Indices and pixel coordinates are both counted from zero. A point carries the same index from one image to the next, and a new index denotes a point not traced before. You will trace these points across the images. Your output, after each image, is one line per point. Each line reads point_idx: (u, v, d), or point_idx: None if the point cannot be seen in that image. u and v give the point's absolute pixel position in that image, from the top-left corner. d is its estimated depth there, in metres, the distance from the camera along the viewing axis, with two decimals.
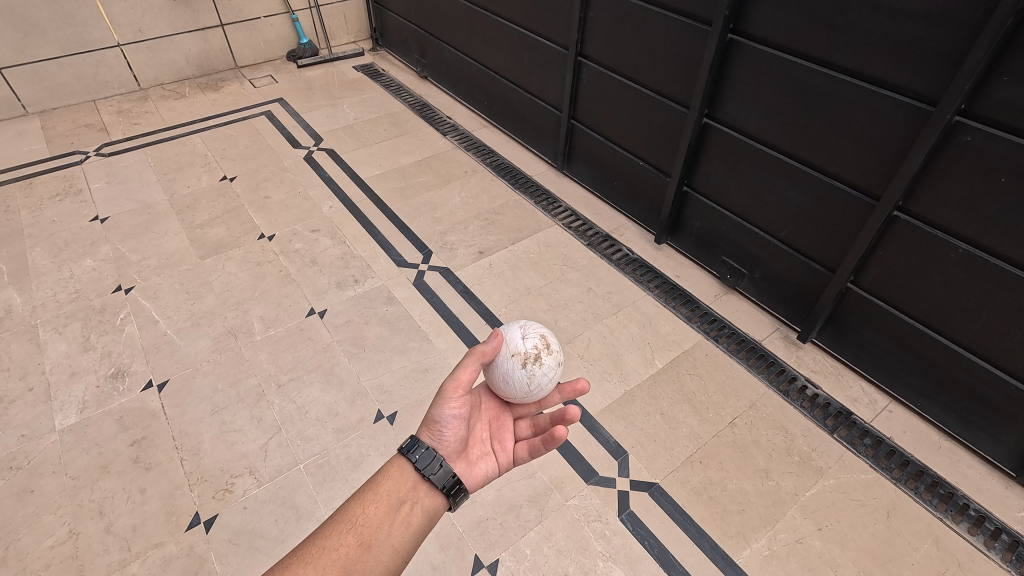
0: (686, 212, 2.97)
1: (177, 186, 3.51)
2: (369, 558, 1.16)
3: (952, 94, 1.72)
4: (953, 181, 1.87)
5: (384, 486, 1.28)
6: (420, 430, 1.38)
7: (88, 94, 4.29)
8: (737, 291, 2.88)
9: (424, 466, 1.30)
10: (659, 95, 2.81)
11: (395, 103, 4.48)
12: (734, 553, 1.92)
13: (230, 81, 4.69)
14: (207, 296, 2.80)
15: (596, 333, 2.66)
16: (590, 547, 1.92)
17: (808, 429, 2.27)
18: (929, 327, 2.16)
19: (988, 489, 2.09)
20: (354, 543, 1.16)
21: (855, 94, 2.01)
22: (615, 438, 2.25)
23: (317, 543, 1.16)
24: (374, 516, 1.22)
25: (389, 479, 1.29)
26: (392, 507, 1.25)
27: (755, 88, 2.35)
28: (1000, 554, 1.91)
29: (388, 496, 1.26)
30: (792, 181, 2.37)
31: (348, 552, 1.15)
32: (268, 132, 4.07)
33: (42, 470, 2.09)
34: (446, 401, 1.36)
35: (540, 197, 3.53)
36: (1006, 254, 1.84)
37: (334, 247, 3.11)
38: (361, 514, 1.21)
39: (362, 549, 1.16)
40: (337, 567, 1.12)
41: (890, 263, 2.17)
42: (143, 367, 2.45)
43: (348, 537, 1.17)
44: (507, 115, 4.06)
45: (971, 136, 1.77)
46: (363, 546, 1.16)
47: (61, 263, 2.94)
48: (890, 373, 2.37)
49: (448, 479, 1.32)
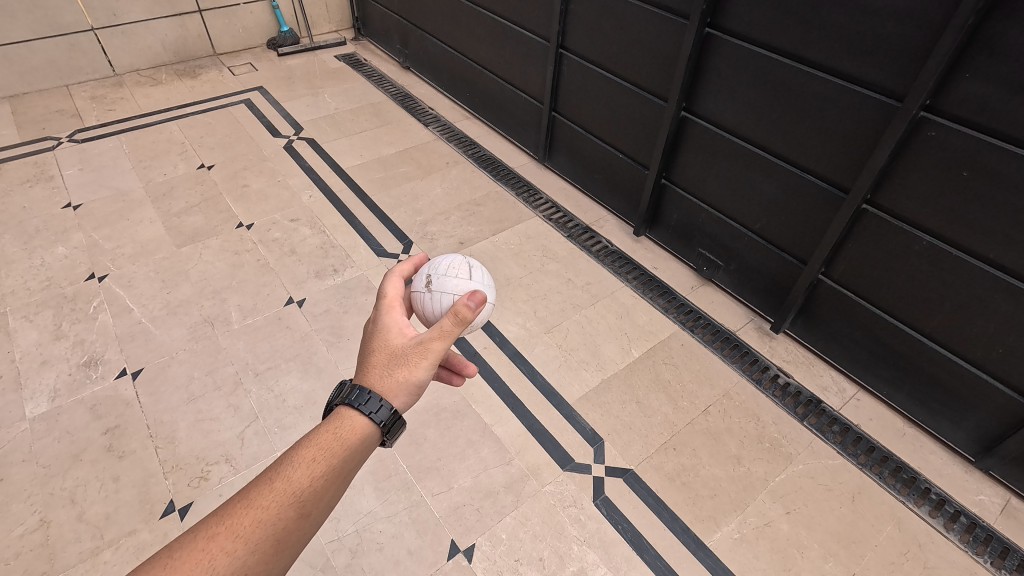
0: (663, 205, 3.02)
1: (153, 174, 3.45)
2: (309, 525, 0.94)
3: (917, 89, 1.76)
4: (918, 175, 1.93)
5: (332, 434, 1.02)
6: (391, 392, 1.09)
7: (61, 79, 4.19)
8: (713, 283, 2.93)
9: (373, 411, 1.05)
10: (638, 88, 2.84)
11: (377, 94, 4.45)
12: (705, 536, 1.96)
13: (208, 69, 4.61)
14: (183, 285, 2.76)
15: (574, 324, 2.69)
16: (566, 532, 1.95)
17: (779, 417, 2.32)
18: (895, 317, 2.23)
19: (948, 474, 2.16)
20: (293, 514, 0.92)
21: (826, 89, 2.05)
22: (592, 426, 2.28)
23: (228, 517, 0.89)
24: (322, 482, 0.95)
25: (333, 431, 1.03)
26: (339, 473, 0.98)
27: (731, 82, 2.39)
28: (958, 535, 1.98)
29: (341, 448, 1.01)
30: (765, 174, 2.42)
31: (284, 525, 0.91)
32: (247, 120, 4.02)
33: (12, 458, 2.06)
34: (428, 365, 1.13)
35: (521, 189, 3.55)
36: (967, 246, 1.90)
37: (313, 236, 3.10)
38: (303, 481, 0.94)
39: (301, 519, 0.93)
40: (270, 540, 0.89)
41: (858, 254, 2.24)
42: (117, 356, 2.42)
43: (286, 508, 0.91)
44: (489, 106, 4.06)
45: (936, 132, 1.83)
46: (302, 517, 0.93)
47: (31, 250, 2.89)
48: (858, 362, 2.43)
49: (393, 417, 1.07)
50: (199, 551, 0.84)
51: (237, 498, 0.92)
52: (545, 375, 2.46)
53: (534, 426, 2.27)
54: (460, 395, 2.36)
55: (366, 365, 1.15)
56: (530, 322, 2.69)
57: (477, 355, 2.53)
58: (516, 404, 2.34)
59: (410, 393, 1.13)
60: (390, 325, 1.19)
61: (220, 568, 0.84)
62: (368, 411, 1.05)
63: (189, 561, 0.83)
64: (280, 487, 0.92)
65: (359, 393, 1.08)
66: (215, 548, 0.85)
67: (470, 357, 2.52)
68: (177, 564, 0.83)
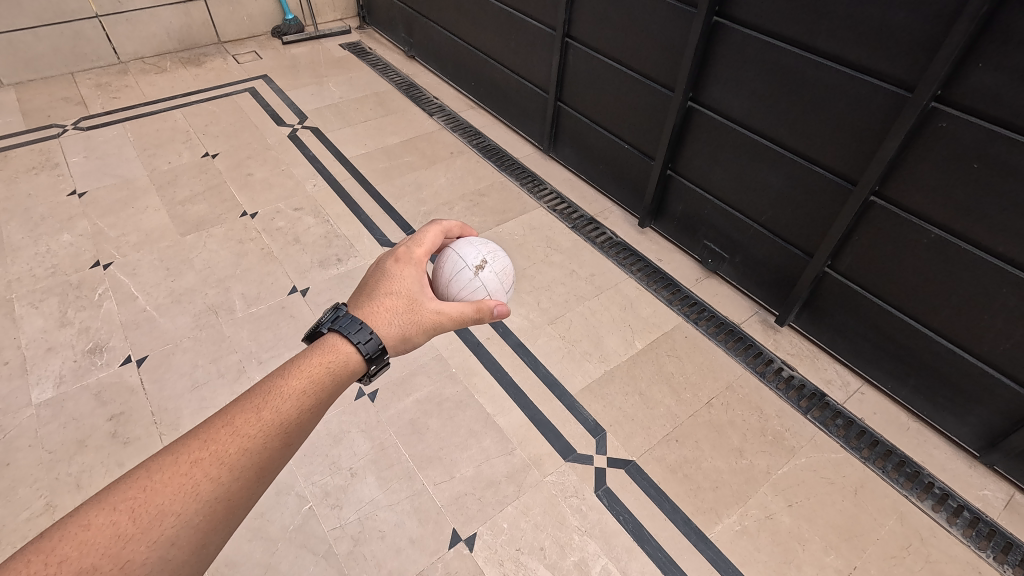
0: (669, 196, 3.00)
1: (158, 162, 3.45)
2: (290, 453, 0.96)
3: (928, 80, 1.74)
4: (928, 166, 1.90)
5: (316, 367, 1.04)
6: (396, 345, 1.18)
7: (66, 67, 4.19)
8: (718, 275, 2.92)
9: (367, 349, 1.09)
10: (644, 78, 2.81)
11: (382, 83, 4.43)
12: (707, 528, 1.97)
13: (212, 57, 4.60)
14: (187, 274, 2.77)
15: (578, 315, 2.68)
16: (567, 522, 1.95)
17: (782, 410, 2.32)
18: (901, 311, 2.21)
19: (952, 468, 2.15)
20: (275, 442, 0.93)
21: (835, 79, 2.02)
22: (594, 417, 2.28)
23: (210, 443, 0.88)
24: (303, 411, 0.97)
25: (315, 366, 1.04)
26: (321, 406, 1.01)
27: (738, 72, 2.36)
28: (960, 530, 1.97)
29: (325, 382, 1.03)
30: (772, 165, 2.40)
31: (267, 451, 0.92)
32: (252, 109, 4.00)
33: (19, 443, 2.08)
34: (427, 335, 1.28)
35: (526, 179, 3.53)
36: (976, 239, 1.88)
37: (316, 225, 3.10)
38: (283, 409, 0.95)
39: (282, 446, 0.94)
40: (253, 466, 0.90)
41: (865, 247, 2.21)
42: (121, 343, 2.44)
43: (269, 435, 0.92)
44: (494, 96, 4.04)
45: (946, 123, 1.80)
46: (283, 444, 0.94)
47: (37, 237, 2.90)
48: (863, 355, 2.42)
49: (379, 350, 1.11)
50: (183, 475, 0.84)
51: (219, 423, 0.91)
52: (548, 366, 2.46)
53: (536, 416, 2.27)
54: (462, 385, 2.36)
55: (373, 305, 1.20)
56: (533, 313, 2.68)
57: (480, 345, 2.53)
58: (519, 395, 2.34)
59: (400, 349, 1.22)
60: (416, 283, 1.27)
61: (205, 492, 0.85)
62: (356, 339, 1.09)
63: (172, 484, 0.83)
64: (265, 416, 0.93)
65: (349, 320, 1.13)
66: (198, 473, 0.85)
67: (473, 347, 2.52)
68: (160, 488, 0.83)
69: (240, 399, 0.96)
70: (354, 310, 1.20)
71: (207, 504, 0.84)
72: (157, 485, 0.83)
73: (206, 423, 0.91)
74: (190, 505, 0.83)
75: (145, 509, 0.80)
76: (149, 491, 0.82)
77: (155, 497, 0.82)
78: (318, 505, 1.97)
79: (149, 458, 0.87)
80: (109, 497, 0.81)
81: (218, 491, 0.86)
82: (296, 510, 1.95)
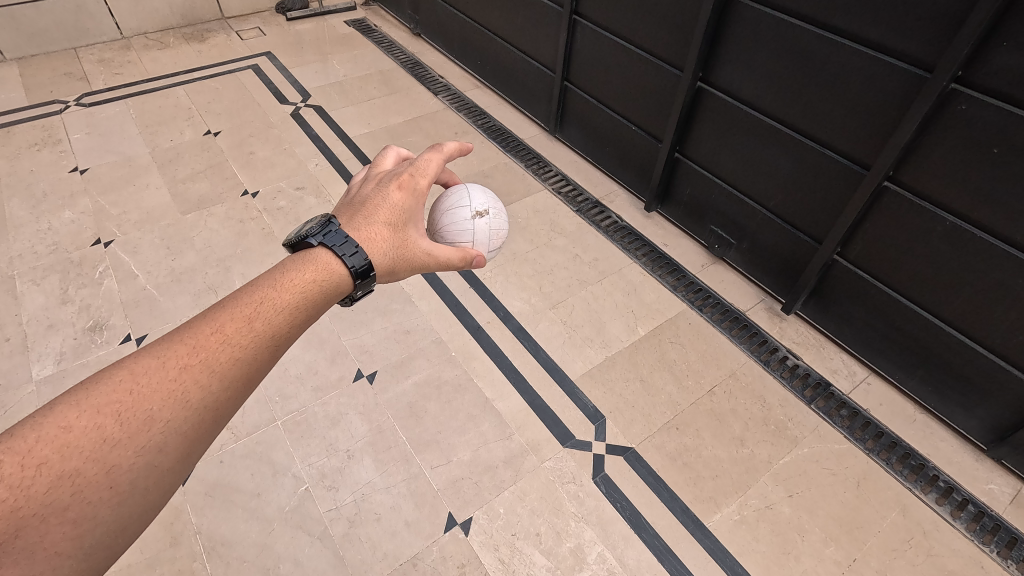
0: (676, 179, 2.93)
1: (160, 139, 3.42)
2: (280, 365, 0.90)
3: (949, 60, 1.66)
4: (945, 151, 1.83)
5: (308, 279, 0.98)
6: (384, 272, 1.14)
7: (68, 42, 4.14)
8: (724, 261, 2.86)
9: (358, 267, 1.03)
10: (653, 57, 2.73)
11: (386, 61, 4.35)
12: (705, 517, 1.95)
13: (216, 33, 4.53)
14: (188, 253, 2.75)
15: (580, 300, 2.64)
16: (564, 508, 1.94)
17: (786, 399, 2.28)
18: (912, 300, 2.15)
19: (958, 462, 2.11)
20: (267, 352, 0.87)
21: (851, 59, 1.94)
22: (594, 403, 2.25)
23: (198, 347, 0.81)
24: (295, 324, 0.91)
25: (305, 278, 0.97)
26: (311, 321, 0.95)
27: (750, 51, 2.28)
28: (965, 524, 1.94)
29: (317, 298, 0.97)
30: (783, 149, 2.32)
31: (258, 362, 0.86)
32: (255, 86, 3.95)
33: (19, 419, 2.09)
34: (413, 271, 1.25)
35: (531, 161, 3.47)
36: (992, 227, 1.81)
37: (318, 206, 3.06)
38: (276, 319, 0.89)
39: (272, 356, 0.88)
40: (244, 376, 0.83)
41: (876, 234, 2.15)
42: (121, 322, 2.43)
43: (262, 346, 0.86)
44: (500, 76, 3.96)
45: (966, 105, 1.72)
46: (274, 355, 0.88)
47: (39, 214, 2.89)
48: (870, 345, 2.37)
49: (367, 270, 1.05)
50: (170, 380, 0.77)
51: (206, 327, 0.83)
52: (548, 351, 2.43)
53: (535, 402, 2.25)
54: (462, 369, 2.34)
55: (365, 223, 1.13)
56: (534, 298, 2.65)
57: (480, 329, 2.50)
58: (518, 379, 2.32)
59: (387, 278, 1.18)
60: (415, 212, 1.22)
61: (194, 399, 0.78)
62: (343, 254, 1.03)
63: (159, 389, 0.76)
64: (258, 326, 0.87)
65: (338, 236, 1.06)
66: (188, 378, 0.78)
67: (473, 331, 2.49)
68: (148, 392, 0.75)
69: (227, 304, 0.88)
70: (344, 224, 1.12)
71: (198, 411, 0.78)
72: (143, 388, 0.75)
73: (191, 326, 0.83)
74: (181, 412, 0.76)
75: (130, 413, 0.73)
76: (133, 394, 0.74)
77: (141, 402, 0.74)
78: (314, 487, 1.97)
79: (127, 357, 0.78)
80: (87, 398, 0.72)
81: (209, 400, 0.79)
82: (292, 492, 1.95)
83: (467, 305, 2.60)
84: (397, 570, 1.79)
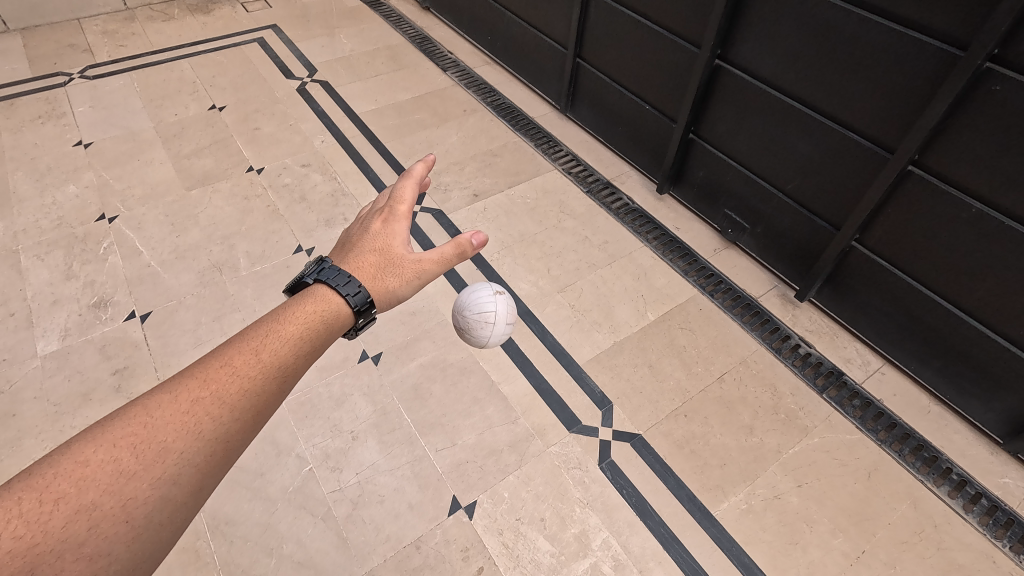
0: (690, 161, 2.85)
1: (164, 114, 3.37)
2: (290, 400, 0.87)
3: (984, 36, 1.57)
4: (975, 134, 1.75)
5: (310, 311, 0.96)
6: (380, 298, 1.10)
7: (72, 13, 4.07)
8: (737, 246, 2.80)
9: (351, 293, 1.01)
10: (670, 33, 2.63)
11: (394, 35, 4.25)
12: (712, 505, 1.92)
13: (221, 4, 4.44)
14: (192, 229, 2.72)
15: (589, 284, 2.59)
16: (569, 493, 1.92)
17: (797, 388, 2.24)
18: (931, 289, 2.09)
19: (972, 454, 2.07)
20: (276, 384, 0.84)
21: (878, 36, 1.86)
22: (601, 388, 2.22)
23: (207, 379, 0.78)
24: (304, 354, 0.88)
25: (309, 311, 0.95)
26: (319, 353, 0.92)
27: (771, 27, 2.19)
28: (977, 518, 1.91)
29: (320, 329, 0.95)
30: (802, 130, 2.25)
31: (269, 391, 0.82)
32: (260, 60, 3.88)
33: (25, 394, 2.08)
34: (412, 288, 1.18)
35: (541, 140, 3.39)
36: (1020, 215, 1.74)
37: (323, 183, 3.01)
38: (284, 348, 0.86)
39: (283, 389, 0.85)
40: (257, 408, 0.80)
41: (897, 221, 2.08)
42: (126, 298, 2.41)
43: (272, 376, 0.83)
44: (510, 52, 3.85)
45: (999, 86, 1.64)
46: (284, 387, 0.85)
47: (43, 188, 2.86)
48: (886, 335, 2.32)
49: (366, 302, 1.03)
50: (181, 413, 0.74)
51: (216, 361, 0.81)
52: (556, 335, 2.39)
53: (541, 386, 2.22)
54: (467, 351, 2.31)
55: (354, 255, 1.13)
56: (542, 280, 2.60)
57: None
58: (524, 363, 2.29)
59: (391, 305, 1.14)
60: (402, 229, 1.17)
61: (207, 433, 0.74)
62: (345, 291, 1.01)
63: (171, 423, 0.73)
64: (265, 356, 0.84)
65: (333, 270, 1.05)
66: (201, 410, 0.75)
67: None
68: (161, 425, 0.72)
69: (234, 340, 0.86)
70: (335, 261, 1.13)
71: (212, 444, 0.74)
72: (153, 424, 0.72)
73: (201, 362, 0.81)
74: (194, 446, 0.73)
75: (140, 448, 0.70)
76: (144, 430, 0.71)
77: (152, 436, 0.71)
78: (318, 467, 1.96)
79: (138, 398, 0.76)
80: (101, 436, 0.69)
81: (222, 432, 0.75)
82: (296, 472, 1.94)
83: (474, 287, 2.56)
84: (400, 552, 1.78)
